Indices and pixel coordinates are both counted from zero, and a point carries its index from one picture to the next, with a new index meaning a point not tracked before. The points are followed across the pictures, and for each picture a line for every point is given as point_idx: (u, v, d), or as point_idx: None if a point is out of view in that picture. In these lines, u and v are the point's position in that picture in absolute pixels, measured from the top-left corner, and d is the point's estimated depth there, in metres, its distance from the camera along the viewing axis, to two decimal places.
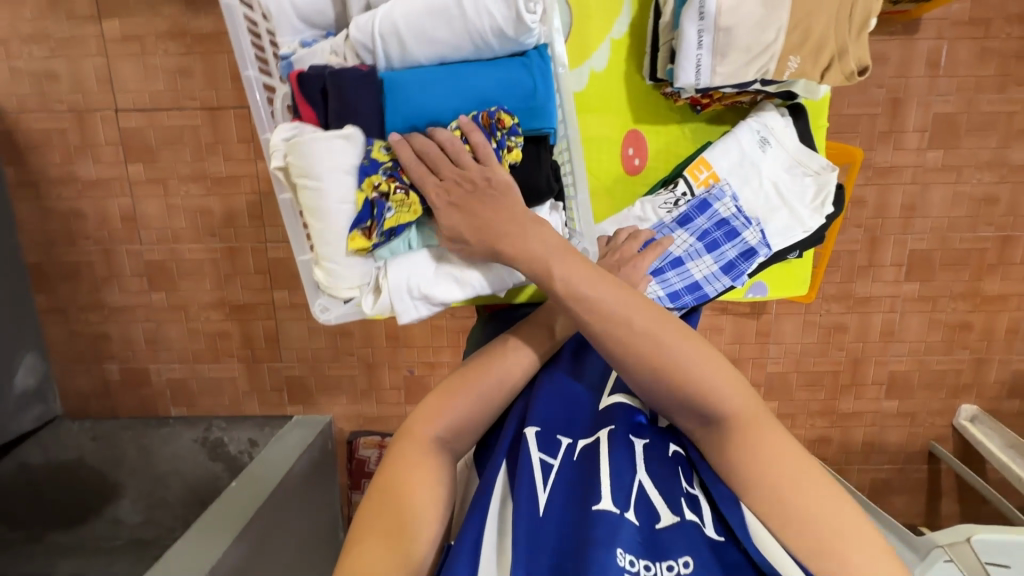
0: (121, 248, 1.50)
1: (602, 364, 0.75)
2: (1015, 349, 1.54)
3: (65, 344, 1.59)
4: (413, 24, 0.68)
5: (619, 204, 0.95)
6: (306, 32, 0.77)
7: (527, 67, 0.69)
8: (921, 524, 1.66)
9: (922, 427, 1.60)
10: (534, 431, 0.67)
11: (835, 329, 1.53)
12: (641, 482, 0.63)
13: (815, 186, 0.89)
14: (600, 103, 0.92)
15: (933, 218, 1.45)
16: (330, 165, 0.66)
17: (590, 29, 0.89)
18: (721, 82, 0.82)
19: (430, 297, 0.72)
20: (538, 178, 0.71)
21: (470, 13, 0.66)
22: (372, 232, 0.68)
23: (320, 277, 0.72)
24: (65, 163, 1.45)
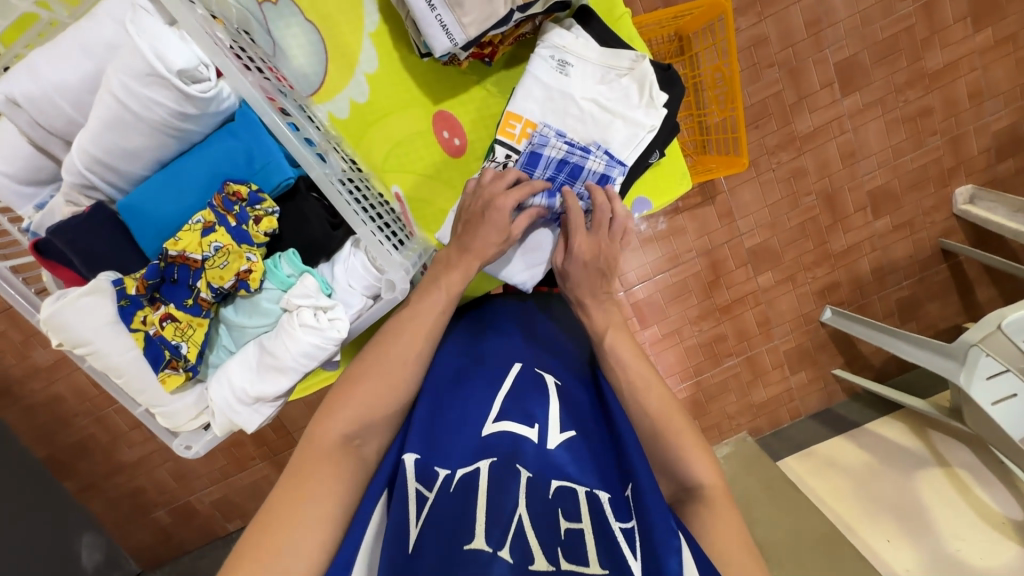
0: (108, 409, 1.52)
1: (485, 386, 0.65)
2: (986, 111, 1.42)
3: (110, 513, 1.63)
4: (101, 141, 0.72)
5: (461, 187, 0.88)
6: (40, 196, 0.85)
7: (233, 133, 0.74)
8: (967, 322, 1.57)
9: (923, 230, 1.50)
10: (414, 458, 0.57)
11: (796, 176, 1.44)
12: (519, 514, 0.48)
13: (636, 83, 0.82)
14: (393, 103, 0.87)
15: (843, 21, 1.33)
16: (102, 323, 0.74)
17: (342, 34, 0.84)
18: (477, 31, 0.75)
19: (264, 392, 0.77)
20: (313, 232, 0.78)
21: (138, 109, 0.70)
22: (176, 363, 0.76)
23: (165, 423, 0.80)
24: (20, 360, 1.47)
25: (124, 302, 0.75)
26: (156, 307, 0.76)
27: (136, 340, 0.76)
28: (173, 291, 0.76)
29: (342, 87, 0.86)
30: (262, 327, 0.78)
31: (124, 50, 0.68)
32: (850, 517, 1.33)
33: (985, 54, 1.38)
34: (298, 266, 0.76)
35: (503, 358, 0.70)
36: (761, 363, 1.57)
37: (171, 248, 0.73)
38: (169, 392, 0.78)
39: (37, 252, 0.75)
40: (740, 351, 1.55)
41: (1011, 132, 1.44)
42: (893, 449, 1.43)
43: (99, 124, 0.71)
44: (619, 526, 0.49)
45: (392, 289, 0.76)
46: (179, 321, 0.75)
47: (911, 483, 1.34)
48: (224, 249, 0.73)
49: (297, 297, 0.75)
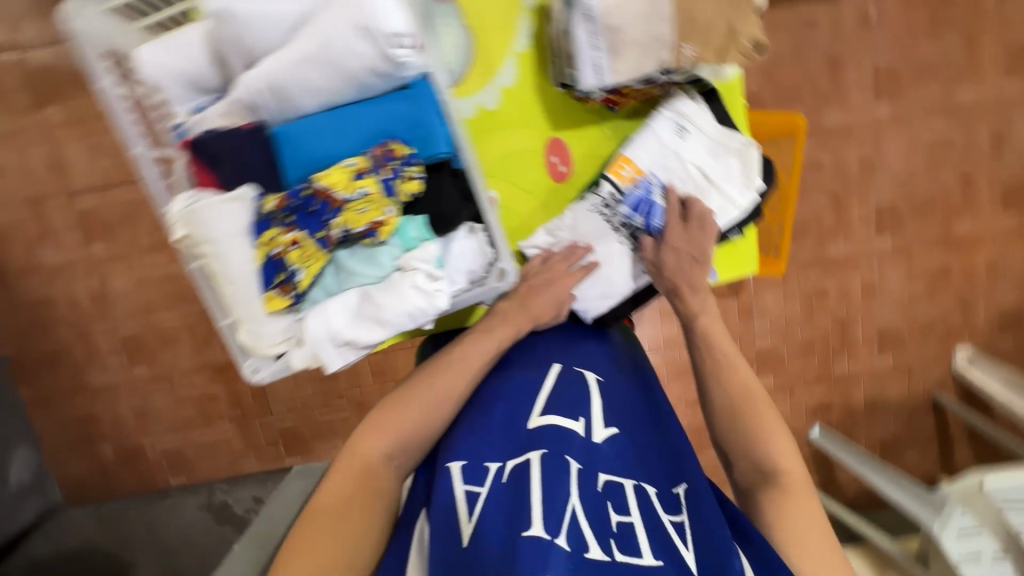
0: (96, 328, 1.50)
1: (530, 381, 0.73)
2: (999, 286, 1.53)
3: (55, 433, 1.57)
4: (286, 73, 0.67)
5: (553, 212, 0.95)
6: (199, 99, 0.76)
7: (409, 98, 0.70)
8: (939, 476, 1.64)
9: (920, 378, 1.59)
10: (460, 464, 0.64)
11: (817, 295, 1.52)
12: (573, 505, 0.56)
13: (741, 163, 0.89)
14: (517, 118, 0.92)
15: (892, 170, 1.45)
16: (235, 229, 0.68)
17: (492, 47, 0.91)
18: (625, 80, 0.80)
19: (353, 341, 0.70)
20: (443, 208, 0.72)
21: (338, 54, 0.66)
22: (286, 288, 0.69)
23: (245, 340, 0.72)
24: (28, 256, 1.45)
25: (264, 216, 0.70)
26: (287, 230, 0.68)
27: (257, 255, 0.70)
28: (306, 220, 0.68)
29: (476, 91, 0.92)
30: (371, 279, 0.69)
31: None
32: None
33: (1009, 236, 1.50)
34: (426, 233, 0.71)
35: (542, 357, 0.78)
36: None
37: (319, 180, 0.68)
38: (266, 314, 0.70)
39: (190, 152, 0.72)
40: None
41: (1017, 312, 1.55)
42: None
43: (292, 58, 0.66)
44: (670, 519, 0.60)
45: (500, 279, 0.78)
46: (305, 249, 0.68)
47: None
48: (370, 197, 0.67)
49: (415, 258, 0.69)
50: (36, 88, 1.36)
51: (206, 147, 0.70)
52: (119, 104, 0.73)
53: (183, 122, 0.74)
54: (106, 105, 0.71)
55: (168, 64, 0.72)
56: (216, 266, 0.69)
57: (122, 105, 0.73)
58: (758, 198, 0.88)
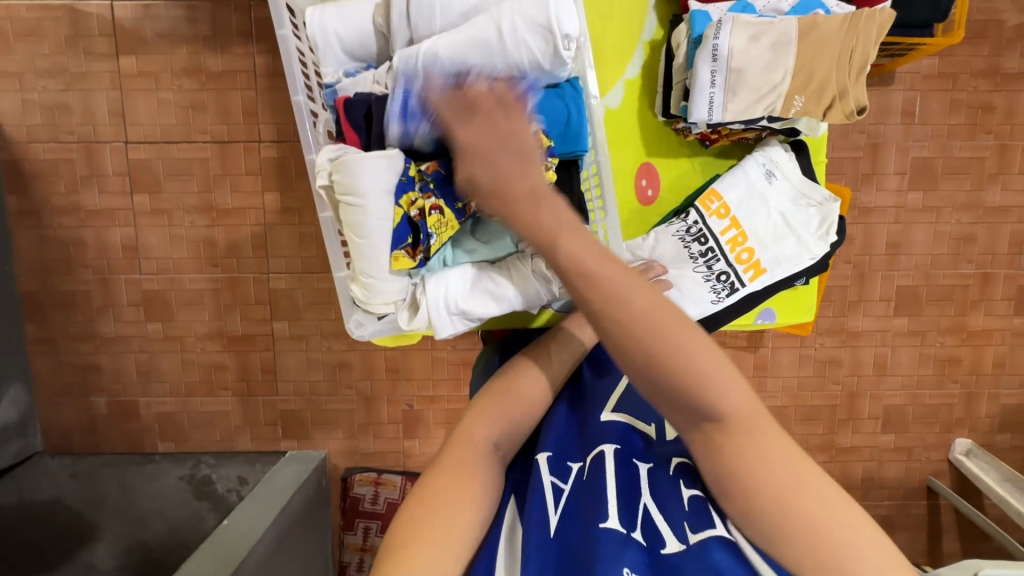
0: (120, 277, 1.49)
1: (605, 385, 0.79)
2: (1003, 383, 1.59)
3: (52, 376, 1.53)
4: (456, 51, 0.76)
5: (635, 233, 1.00)
6: (350, 63, 0.85)
7: (560, 96, 0.81)
8: (925, 564, 1.64)
9: (918, 461, 1.61)
10: (546, 456, 0.70)
11: (830, 363, 1.56)
12: (645, 502, 0.65)
13: (820, 214, 0.94)
14: (616, 138, 0.98)
15: (917, 255, 1.52)
16: (379, 186, 0.74)
17: (607, 69, 0.96)
18: (732, 118, 0.88)
19: (466, 309, 0.81)
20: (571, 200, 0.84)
21: (511, 47, 0.76)
22: (415, 250, 0.78)
23: (359, 292, 0.80)
24: (69, 193, 1.45)
25: (406, 180, 0.76)
26: (428, 198, 0.77)
27: (394, 215, 0.76)
28: (447, 191, 0.79)
29: None
30: (487, 257, 0.84)
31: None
32: None
33: (1017, 336, 1.57)
34: None
35: (617, 364, 0.81)
36: None
37: None
38: (389, 270, 0.78)
39: (343, 109, 0.80)
40: None
41: (1017, 411, 1.60)
42: None
43: (464, 37, 0.76)
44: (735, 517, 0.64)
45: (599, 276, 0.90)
46: (444, 217, 0.79)
47: None
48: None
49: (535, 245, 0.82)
50: (117, 35, 1.39)
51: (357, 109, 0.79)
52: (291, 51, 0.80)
53: (335, 83, 0.85)
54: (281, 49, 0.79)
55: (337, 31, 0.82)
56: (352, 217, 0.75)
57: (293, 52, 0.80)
58: (830, 249, 0.93)
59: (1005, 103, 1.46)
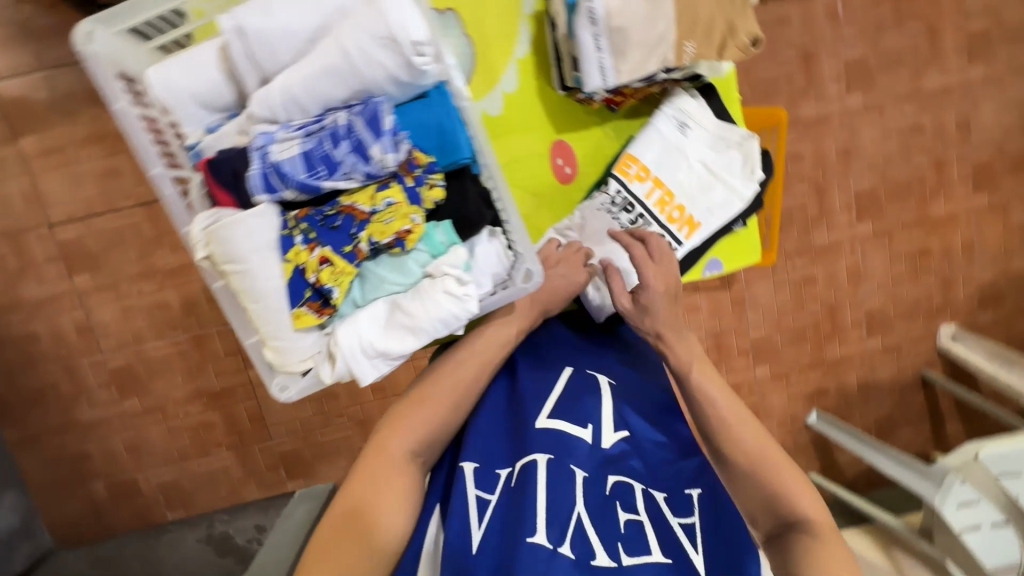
0: (83, 361, 1.45)
1: (542, 384, 0.74)
2: (975, 263, 1.60)
3: (42, 473, 1.51)
4: (307, 81, 0.63)
5: (562, 214, 0.96)
6: (212, 118, 0.73)
7: (428, 103, 0.65)
8: (933, 452, 1.69)
9: (908, 356, 1.64)
10: (472, 466, 0.68)
11: (805, 282, 1.56)
12: (578, 513, 0.62)
13: (742, 155, 0.92)
14: (520, 123, 0.93)
15: (868, 157, 1.51)
16: (255, 246, 0.62)
17: (493, 52, 0.91)
18: (627, 80, 0.83)
19: (386, 352, 0.65)
20: (466, 209, 0.66)
21: (359, 64, 0.61)
22: (319, 306, 0.65)
23: (271, 357, 0.67)
24: (6, 289, 1.40)
25: (287, 232, 0.63)
26: (312, 247, 0.63)
27: (284, 271, 0.63)
28: (330, 234, 0.64)
29: (480, 99, 0.91)
30: (400, 286, 0.66)
31: (364, 9, 0.61)
32: None
33: (980, 215, 1.57)
34: (453, 237, 0.66)
35: (555, 359, 0.78)
36: None
37: (342, 198, 0.64)
38: (293, 329, 0.65)
39: (207, 172, 0.66)
40: None
41: (994, 287, 1.62)
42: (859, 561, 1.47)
43: (311, 70, 0.62)
44: (679, 521, 0.65)
45: (527, 280, 0.71)
46: (336, 266, 0.63)
47: None
48: (395, 207, 0.63)
49: (444, 263, 0.65)
50: (9, 117, 1.32)
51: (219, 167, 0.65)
52: (136, 123, 0.72)
53: (197, 143, 0.71)
54: (122, 123, 0.72)
55: (178, 84, 0.70)
56: (239, 285, 0.64)
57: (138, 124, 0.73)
58: (759, 188, 0.91)
59: None
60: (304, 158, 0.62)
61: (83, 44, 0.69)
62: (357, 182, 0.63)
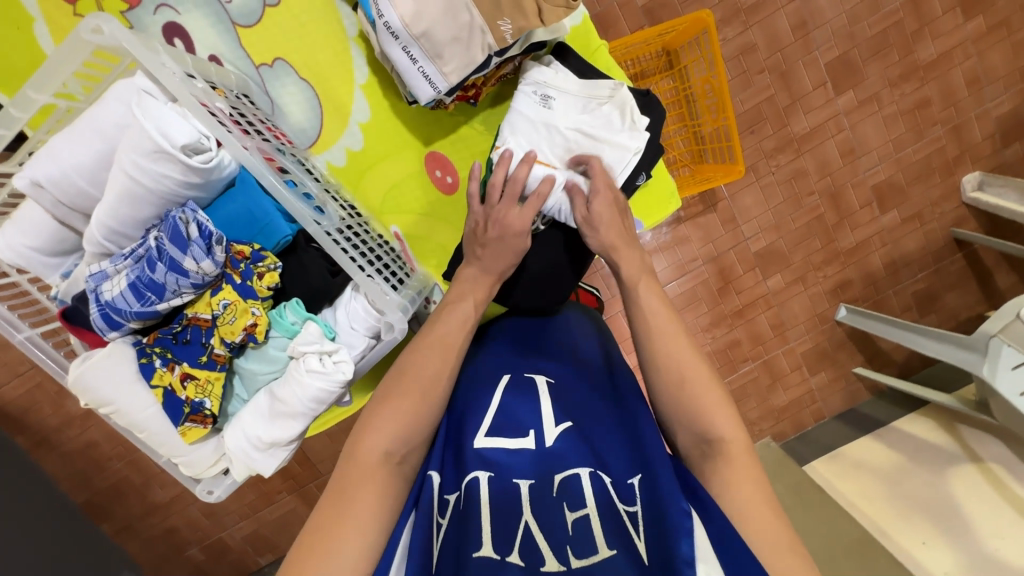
0: (141, 452, 1.59)
1: (480, 399, 0.74)
2: (986, 98, 1.41)
3: (144, 553, 1.69)
4: (113, 214, 0.68)
5: (454, 222, 0.93)
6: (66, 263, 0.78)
7: (236, 193, 0.71)
8: (988, 311, 1.55)
9: (934, 220, 1.49)
10: (435, 477, 0.65)
11: (797, 177, 1.44)
12: (525, 521, 0.58)
13: (619, 108, 0.86)
14: (385, 149, 0.90)
15: (830, 22, 1.34)
16: (121, 383, 0.71)
17: (335, 87, 0.88)
18: (458, 78, 0.78)
19: (272, 439, 0.74)
20: (313, 281, 0.76)
21: (151, 184, 0.66)
22: (198, 416, 0.73)
23: (185, 468, 0.77)
24: (57, 410, 1.54)
25: (145, 359, 0.72)
26: (172, 367, 0.72)
27: (157, 395, 0.73)
28: (185, 350, 0.72)
29: (339, 137, 0.90)
30: (271, 374, 0.76)
31: (131, 131, 0.64)
32: (881, 519, 1.29)
33: (979, 42, 1.37)
34: (302, 312, 0.74)
35: (490, 372, 0.80)
36: (772, 358, 1.57)
37: (189, 309, 0.73)
38: (189, 443, 0.75)
39: (69, 321, 0.75)
40: (749, 348, 1.56)
41: (1016, 116, 1.43)
42: (923, 447, 1.39)
43: (112, 200, 0.67)
44: (624, 508, 0.58)
45: (392, 330, 0.75)
46: (198, 379, 0.72)
47: (943, 481, 1.29)
48: (232, 306, 0.71)
49: (300, 343, 0.72)
50: None
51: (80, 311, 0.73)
52: None
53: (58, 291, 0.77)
54: None
55: (12, 239, 0.73)
56: (124, 418, 0.73)
57: None
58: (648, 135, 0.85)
59: None
60: (135, 288, 0.68)
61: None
62: (189, 295, 0.71)
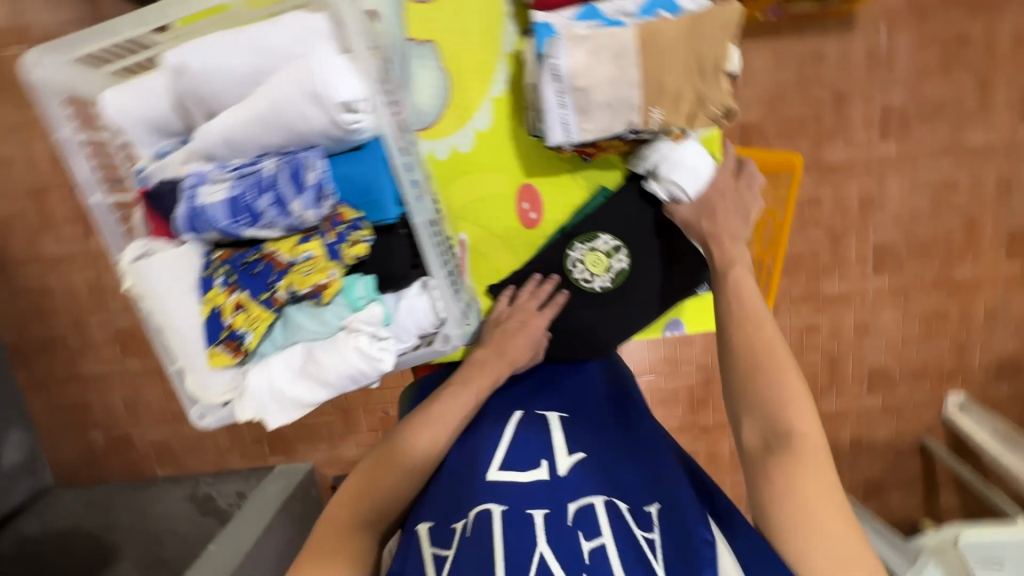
0: (91, 318, 1.53)
1: (491, 433, 0.78)
2: (997, 333, 1.50)
3: (47, 418, 1.61)
4: (239, 129, 0.68)
5: (521, 256, 0.97)
6: (163, 143, 0.77)
7: (360, 158, 0.71)
8: (922, 520, 1.62)
9: (909, 419, 1.56)
10: (427, 526, 0.69)
11: (809, 331, 1.50)
12: (541, 552, 0.62)
13: None
14: (489, 164, 0.95)
15: (893, 209, 1.42)
16: (178, 286, 0.72)
17: (468, 92, 0.93)
18: (593, 137, 0.81)
19: (294, 397, 0.72)
20: (392, 267, 0.76)
21: (291, 118, 0.66)
22: (231, 347, 0.72)
23: (190, 386, 0.75)
24: (27, 245, 1.48)
25: (208, 274, 0.73)
26: (230, 291, 0.71)
27: (203, 310, 0.73)
28: (250, 281, 0.71)
29: (451, 135, 0.94)
30: (316, 334, 0.72)
31: (295, 64, 0.65)
32: None
33: (1010, 283, 1.47)
34: (372, 292, 0.74)
35: (501, 409, 0.83)
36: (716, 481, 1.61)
37: (268, 244, 0.71)
38: (210, 366, 0.74)
39: (148, 203, 0.75)
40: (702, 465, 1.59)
41: (1014, 360, 1.52)
42: None
43: (246, 116, 0.67)
44: (643, 535, 0.64)
45: (445, 343, 0.82)
46: (250, 312, 0.71)
47: None
48: (314, 260, 0.70)
49: (360, 319, 0.72)
50: None
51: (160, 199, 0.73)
52: (78, 148, 0.77)
53: (145, 168, 0.75)
54: (64, 149, 0.76)
55: (128, 107, 0.73)
56: (161, 317, 0.73)
57: (82, 149, 0.77)
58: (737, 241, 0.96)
59: (983, 33, 1.32)
60: (229, 206, 0.67)
61: (29, 70, 0.72)
62: (279, 232, 0.70)
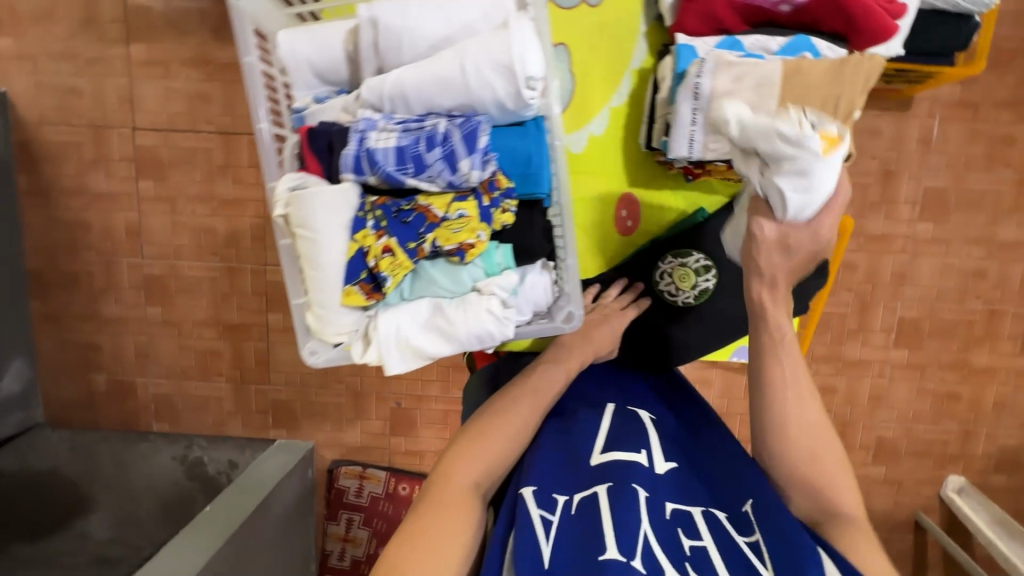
0: (122, 260, 1.52)
1: (589, 422, 0.80)
2: (1003, 423, 1.54)
3: (54, 352, 1.58)
4: (415, 84, 0.76)
5: (614, 250, 1.14)
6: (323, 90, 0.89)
7: (527, 134, 0.78)
8: None
9: (908, 495, 1.58)
10: (531, 490, 0.70)
11: (825, 390, 1.53)
12: (646, 532, 0.64)
13: None
14: (598, 164, 1.13)
15: (922, 286, 1.48)
16: (333, 221, 0.74)
17: (592, 99, 1.12)
18: (712, 156, 0.93)
19: (419, 346, 0.78)
20: (530, 240, 0.82)
21: (472, 84, 0.74)
22: (368, 287, 0.76)
23: (312, 321, 0.78)
24: (76, 176, 1.48)
25: (362, 215, 0.76)
26: (379, 235, 0.75)
27: (349, 249, 0.75)
28: (400, 229, 0.76)
29: (570, 134, 1.13)
30: (447, 291, 0.79)
31: (490, 37, 0.74)
32: None
33: (1021, 377, 1.52)
34: (509, 261, 0.81)
35: (593, 400, 0.86)
36: None
37: (421, 198, 0.76)
38: (342, 304, 0.77)
39: (304, 138, 0.79)
40: None
41: (1016, 452, 1.55)
42: None
43: (428, 75, 0.75)
44: (745, 540, 0.67)
45: (568, 321, 0.86)
46: (396, 257, 0.75)
47: None
48: (466, 220, 0.76)
49: (494, 283, 0.79)
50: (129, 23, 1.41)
51: (319, 138, 0.78)
52: (258, 76, 0.86)
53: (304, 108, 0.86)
54: (247, 73, 0.85)
55: (308, 52, 0.85)
56: (306, 248, 0.75)
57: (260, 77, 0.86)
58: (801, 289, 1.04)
59: None
60: (400, 153, 0.73)
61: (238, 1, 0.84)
62: (437, 187, 0.75)
